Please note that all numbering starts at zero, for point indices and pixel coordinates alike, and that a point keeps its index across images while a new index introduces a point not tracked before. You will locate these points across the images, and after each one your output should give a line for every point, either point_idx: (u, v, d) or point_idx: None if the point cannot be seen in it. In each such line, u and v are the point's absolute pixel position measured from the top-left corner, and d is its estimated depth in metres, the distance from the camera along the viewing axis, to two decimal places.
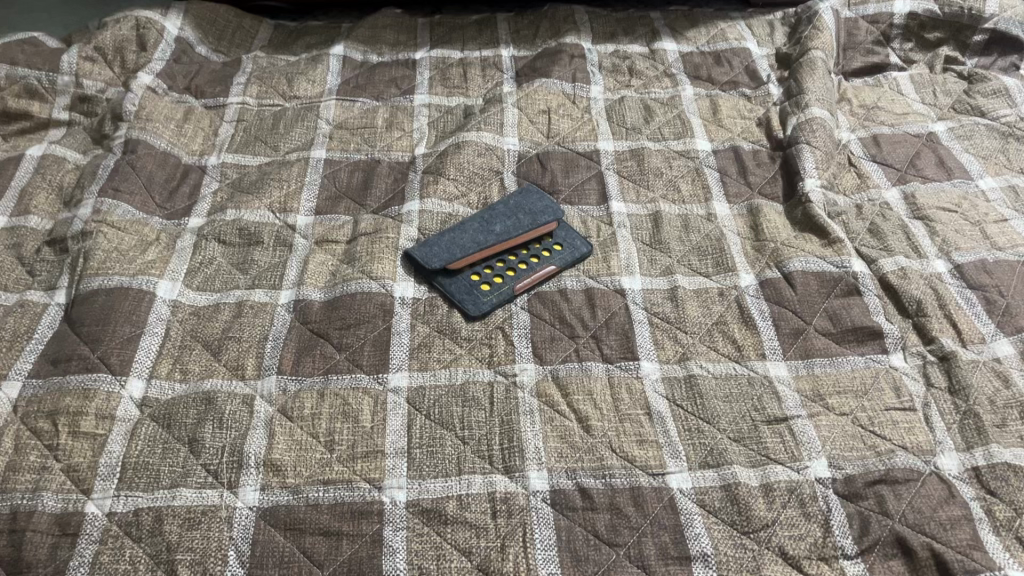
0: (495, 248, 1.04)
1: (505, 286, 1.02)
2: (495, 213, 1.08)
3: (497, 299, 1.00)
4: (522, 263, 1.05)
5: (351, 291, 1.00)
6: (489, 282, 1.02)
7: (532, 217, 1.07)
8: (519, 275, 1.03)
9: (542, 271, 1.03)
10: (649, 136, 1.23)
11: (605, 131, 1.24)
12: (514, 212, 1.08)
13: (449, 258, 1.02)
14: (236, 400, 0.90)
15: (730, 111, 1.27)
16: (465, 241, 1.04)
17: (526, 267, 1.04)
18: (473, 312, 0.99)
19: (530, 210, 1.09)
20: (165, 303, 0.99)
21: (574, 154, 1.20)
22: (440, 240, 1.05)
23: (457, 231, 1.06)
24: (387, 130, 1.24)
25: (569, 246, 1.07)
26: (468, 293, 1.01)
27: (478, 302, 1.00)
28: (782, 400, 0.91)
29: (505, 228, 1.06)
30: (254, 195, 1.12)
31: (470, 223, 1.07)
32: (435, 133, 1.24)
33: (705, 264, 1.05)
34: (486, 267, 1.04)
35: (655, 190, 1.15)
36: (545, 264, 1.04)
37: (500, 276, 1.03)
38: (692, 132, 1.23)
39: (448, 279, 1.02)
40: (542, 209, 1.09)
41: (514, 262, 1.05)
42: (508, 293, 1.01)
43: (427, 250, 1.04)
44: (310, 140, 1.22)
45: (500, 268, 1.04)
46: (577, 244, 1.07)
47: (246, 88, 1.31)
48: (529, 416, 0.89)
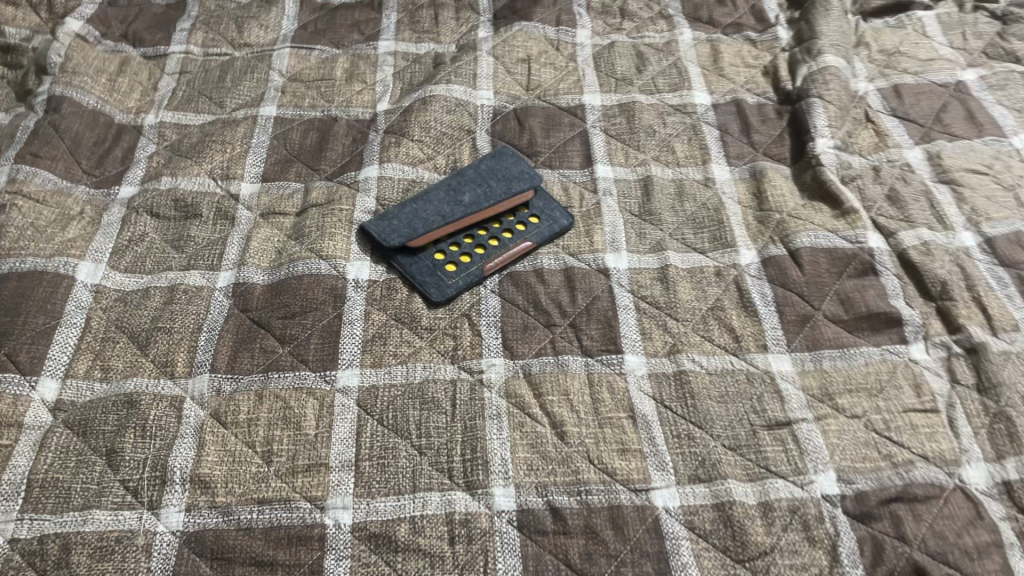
0: (462, 221, 0.92)
1: (473, 266, 0.90)
2: (464, 180, 0.96)
3: (464, 282, 0.88)
4: (494, 238, 0.92)
5: (298, 274, 0.89)
6: (455, 261, 0.90)
7: (505, 185, 0.95)
8: (490, 253, 0.91)
9: (515, 249, 0.91)
10: (641, 88, 1.09)
11: (592, 82, 1.10)
12: (487, 179, 0.96)
13: (410, 234, 0.90)
14: (162, 404, 0.79)
15: (733, 58, 1.13)
16: (429, 213, 0.92)
17: (498, 243, 0.92)
18: (436, 298, 0.87)
19: (504, 177, 0.96)
20: (86, 288, 0.87)
21: (555, 110, 1.07)
22: (401, 213, 0.92)
23: (420, 202, 0.93)
24: (346, 83, 1.10)
25: (548, 217, 0.94)
26: (430, 275, 0.89)
27: (442, 286, 0.88)
28: (785, 401, 0.79)
29: (474, 199, 0.93)
30: (193, 160, 1.00)
31: (436, 192, 0.94)
32: (400, 85, 1.11)
33: (701, 239, 0.93)
34: (452, 243, 0.92)
35: (646, 152, 1.02)
36: (520, 240, 0.92)
37: (467, 255, 0.91)
38: (689, 84, 1.10)
39: (409, 258, 0.90)
40: (517, 176, 0.96)
41: (485, 237, 0.93)
42: (477, 274, 0.89)
43: (386, 224, 0.91)
44: (259, 95, 1.09)
45: (468, 245, 0.91)
46: (556, 215, 0.95)
47: (191, 34, 1.17)
48: (495, 421, 0.78)
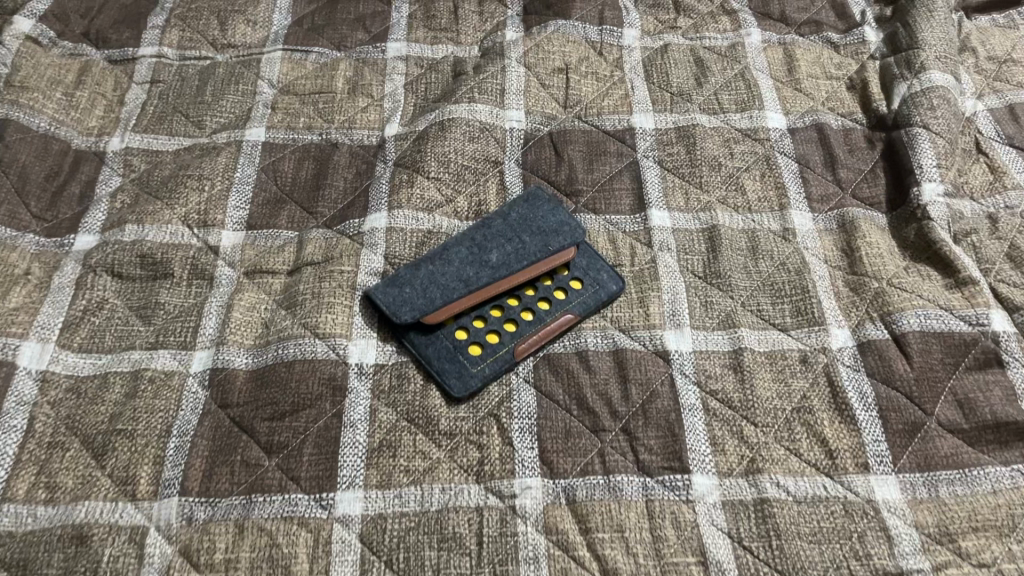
0: (490, 289, 0.75)
1: (502, 347, 0.73)
2: (491, 233, 0.78)
3: (492, 370, 0.72)
4: (528, 310, 0.76)
5: (289, 359, 0.73)
6: (481, 342, 0.73)
7: (542, 240, 0.78)
8: (523, 330, 0.74)
9: (555, 326, 0.74)
10: (702, 106, 0.91)
11: (643, 98, 0.92)
12: (518, 231, 0.78)
13: (426, 308, 0.73)
14: (120, 539, 0.64)
15: (811, 68, 0.94)
16: (449, 278, 0.75)
17: (533, 317, 0.75)
18: (458, 393, 0.71)
19: (540, 230, 0.78)
20: (29, 377, 0.71)
21: (600, 134, 0.89)
22: (414, 277, 0.75)
23: (437, 262, 0.76)
24: (349, 98, 0.93)
25: (593, 282, 0.77)
26: (450, 360, 0.72)
27: (465, 376, 0.71)
28: (895, 544, 0.63)
29: (504, 258, 0.76)
30: (164, 200, 0.83)
31: (457, 248, 0.77)
32: (413, 101, 0.93)
33: (781, 312, 0.76)
34: (477, 316, 0.75)
35: (710, 192, 0.84)
36: (559, 312, 0.75)
37: (495, 333, 0.74)
38: (760, 101, 0.91)
39: (425, 337, 0.74)
40: (556, 227, 0.79)
41: (517, 307, 0.76)
42: (508, 359, 0.73)
43: (396, 293, 0.74)
44: (245, 112, 0.91)
45: (497, 318, 0.75)
46: (603, 279, 0.78)
47: (165, 32, 0.98)
48: (533, 567, 0.63)
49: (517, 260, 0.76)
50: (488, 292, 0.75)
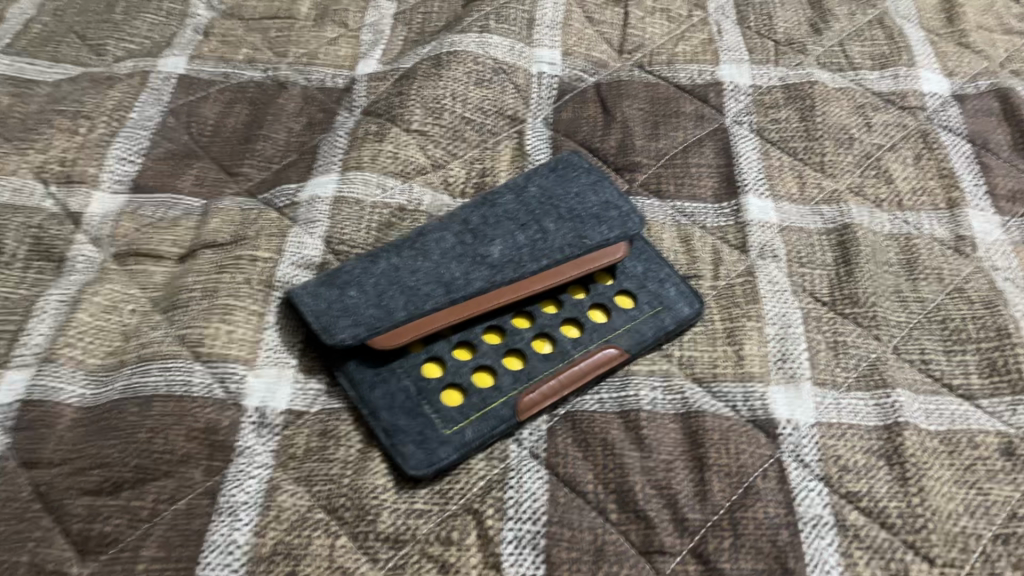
0: (487, 302, 0.45)
1: (497, 397, 0.44)
2: (495, 211, 0.50)
3: (476, 435, 0.43)
4: (544, 337, 0.46)
5: (144, 395, 0.44)
6: (464, 386, 0.44)
7: (575, 229, 0.48)
8: (534, 370, 0.45)
9: (586, 368, 0.45)
10: (821, 58, 0.62)
11: (734, 45, 0.64)
12: (538, 213, 0.49)
13: (377, 321, 0.44)
14: None
15: (981, 17, 0.65)
16: (421, 277, 0.46)
17: (552, 349, 0.46)
18: (415, 473, 0.42)
19: (573, 214, 0.49)
20: None
21: (669, 89, 0.61)
22: (364, 273, 0.46)
23: (403, 251, 0.47)
24: (314, 25, 0.66)
25: (652, 299, 0.48)
26: (409, 415, 0.43)
27: (430, 444, 0.42)
28: None
29: (512, 254, 0.47)
30: (14, 143, 0.55)
31: (439, 231, 0.49)
32: (403, 35, 0.65)
33: (961, 368, 0.46)
34: (462, 343, 0.46)
35: (836, 176, 0.55)
36: (595, 344, 0.46)
37: (487, 373, 0.45)
38: (909, 55, 0.62)
39: (373, 373, 0.44)
40: (599, 211, 0.49)
41: (529, 332, 0.46)
42: (505, 418, 0.43)
43: (333, 298, 0.45)
44: (167, 38, 0.65)
45: (493, 348, 0.45)
46: (669, 296, 0.48)
47: None
48: None
49: (530, 257, 0.47)
50: (483, 306, 0.45)
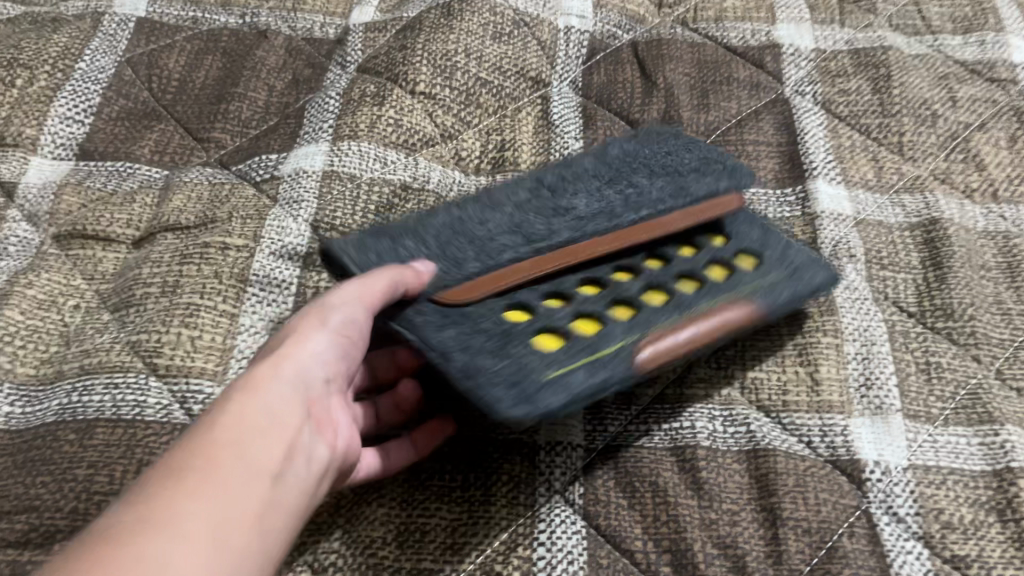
0: (580, 252, 0.35)
1: (606, 349, 0.32)
2: (573, 167, 0.40)
3: (589, 380, 0.31)
4: (657, 291, 0.35)
5: (85, 419, 0.35)
6: (562, 334, 0.33)
7: (674, 185, 0.39)
8: (651, 319, 0.34)
9: (719, 316, 0.34)
10: (894, 19, 0.54)
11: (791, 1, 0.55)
12: (624, 171, 0.40)
13: (449, 279, 0.35)
14: None
15: None
16: (493, 229, 0.37)
17: (671, 299, 0.35)
18: (512, 414, 0.29)
19: (670, 167, 0.40)
20: None
21: (719, 51, 0.52)
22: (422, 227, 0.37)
23: (465, 209, 0.38)
24: None
25: (783, 259, 0.37)
26: (495, 356, 0.31)
27: (526, 386, 0.30)
28: None
29: (597, 215, 0.38)
30: None
31: (510, 187, 0.39)
32: None
33: None
34: (555, 292, 0.35)
35: (918, 160, 0.47)
36: (724, 297, 0.35)
37: (590, 326, 0.33)
38: (995, 19, 0.54)
39: (442, 316, 0.33)
40: (699, 163, 0.40)
41: (636, 283, 0.35)
42: (622, 367, 0.32)
43: (387, 251, 0.36)
44: None
45: (594, 296, 0.34)
46: (799, 261, 0.37)
47: None
48: None
49: (623, 206, 0.38)
50: (577, 257, 0.35)
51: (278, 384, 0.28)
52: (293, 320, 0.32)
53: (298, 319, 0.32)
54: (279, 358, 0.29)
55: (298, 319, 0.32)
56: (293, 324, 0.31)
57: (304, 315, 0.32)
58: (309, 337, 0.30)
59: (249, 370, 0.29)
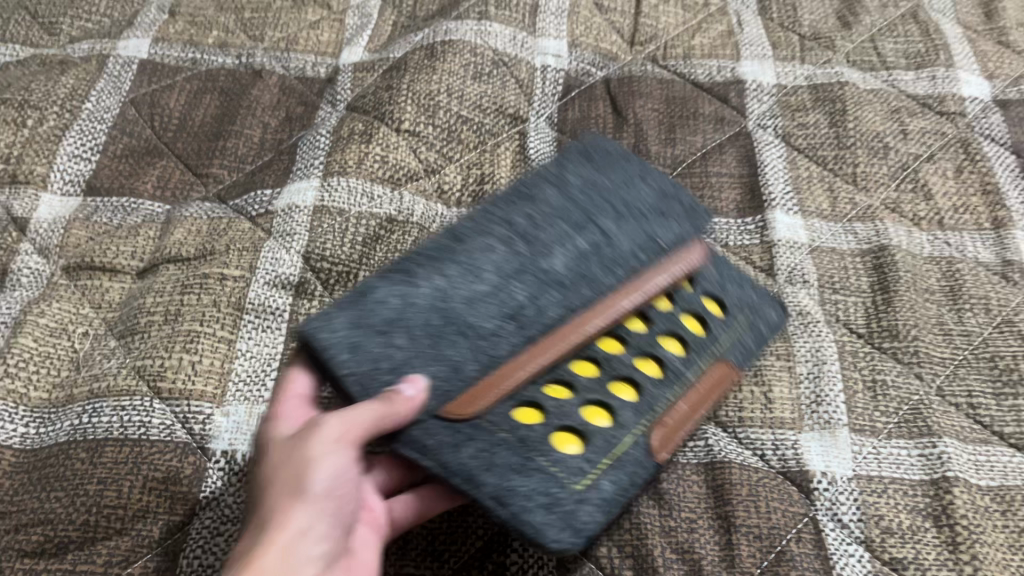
0: (575, 333, 0.36)
1: (623, 440, 0.35)
2: (539, 203, 0.40)
3: (614, 488, 0.33)
4: (647, 358, 0.37)
5: (96, 438, 0.38)
6: (577, 432, 0.34)
7: (642, 231, 0.40)
8: (653, 399, 0.36)
9: (706, 391, 0.37)
10: (852, 55, 0.57)
11: (755, 39, 0.58)
12: (591, 209, 0.40)
13: (446, 385, 0.34)
14: None
15: (1021, 15, 0.60)
16: (478, 291, 0.36)
17: (663, 372, 0.37)
18: (559, 547, 0.32)
19: (637, 211, 0.41)
20: None
21: (686, 87, 0.55)
22: (402, 302, 0.35)
23: (438, 263, 0.37)
24: (293, 6, 0.59)
25: (738, 304, 0.41)
26: (525, 476, 0.32)
27: (564, 507, 0.32)
28: None
29: (575, 268, 0.38)
30: None
31: (479, 237, 0.38)
32: (393, 20, 0.59)
33: (1012, 414, 0.42)
34: (554, 378, 0.35)
35: (871, 190, 0.50)
36: (705, 361, 0.38)
37: (598, 413, 0.35)
38: (946, 56, 0.57)
39: (453, 432, 0.33)
40: (660, 204, 0.42)
41: (628, 355, 0.37)
42: (641, 463, 0.35)
43: (369, 339, 0.34)
44: (128, 17, 0.58)
45: (596, 380, 0.35)
46: (754, 302, 0.41)
47: None
48: None
49: (602, 268, 0.38)
50: (571, 337, 0.36)
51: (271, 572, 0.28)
52: (273, 471, 0.32)
53: (290, 464, 0.32)
54: (273, 542, 0.29)
55: (290, 464, 0.32)
56: (271, 482, 0.32)
57: (294, 462, 0.32)
58: (295, 510, 0.30)
59: (245, 552, 0.29)
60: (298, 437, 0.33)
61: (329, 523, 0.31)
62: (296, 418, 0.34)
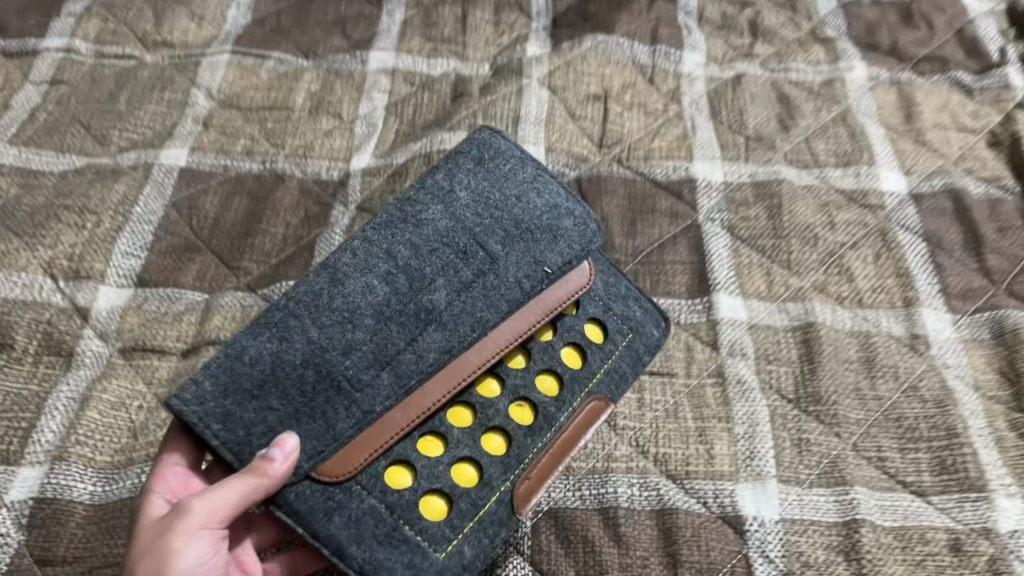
0: (453, 380, 0.44)
1: (491, 493, 0.44)
2: (428, 231, 0.47)
3: (472, 552, 0.43)
4: (523, 401, 0.46)
5: None
6: (445, 493, 0.43)
7: (529, 254, 0.48)
8: (522, 450, 0.45)
9: (574, 433, 0.47)
10: (790, 155, 0.67)
11: (707, 141, 0.68)
12: (479, 234, 0.48)
13: (321, 446, 0.41)
14: None
15: (937, 115, 0.69)
16: (363, 329, 0.44)
17: (536, 417, 0.46)
18: None
19: (524, 231, 0.49)
20: None
21: (646, 185, 0.64)
22: (275, 361, 0.42)
23: (320, 312, 0.43)
24: (309, 117, 0.69)
25: (619, 332, 0.51)
26: (389, 546, 0.41)
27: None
28: None
29: (458, 300, 0.45)
30: (25, 238, 0.58)
31: (363, 274, 0.45)
32: (395, 127, 0.69)
33: (915, 465, 0.50)
34: (429, 434, 0.44)
35: (802, 274, 0.59)
36: (576, 400, 0.48)
37: (465, 471, 0.44)
38: (870, 155, 0.66)
39: (325, 500, 0.41)
40: (550, 220, 0.50)
41: (505, 400, 0.46)
42: (505, 520, 0.44)
43: (242, 405, 0.41)
44: (168, 128, 0.68)
45: (467, 435, 0.44)
46: (636, 319, 0.52)
47: (82, 21, 0.75)
48: None
49: (487, 301, 0.46)
50: (450, 388, 0.44)
51: None
52: (143, 552, 0.39)
53: (153, 559, 0.39)
54: None
55: (154, 559, 0.39)
56: (141, 567, 0.39)
57: (157, 554, 0.39)
58: None
59: None
60: (164, 525, 0.40)
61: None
62: (168, 492, 0.43)
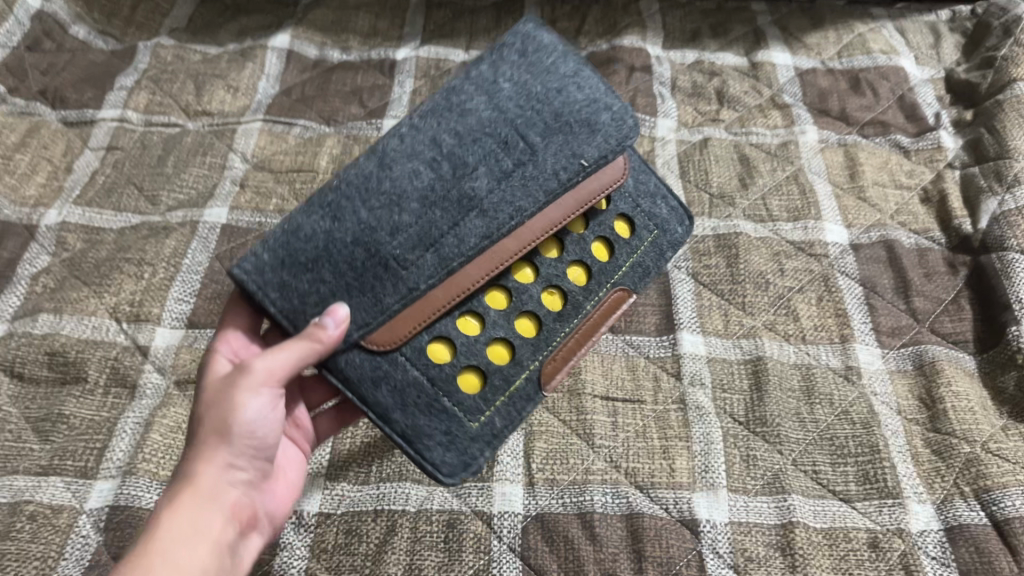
0: (492, 265, 0.52)
1: (524, 369, 0.53)
2: (471, 123, 0.53)
3: (504, 421, 0.53)
4: (554, 289, 0.55)
5: None
6: (481, 368, 0.52)
7: (567, 147, 0.54)
8: (550, 333, 0.54)
9: (597, 323, 0.56)
10: (748, 210, 0.77)
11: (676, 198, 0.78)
12: (521, 126, 0.54)
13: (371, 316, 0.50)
14: None
15: (877, 173, 0.79)
16: (411, 206, 0.51)
17: (562, 305, 0.55)
18: (452, 479, 0.51)
19: (562, 127, 0.54)
20: None
21: None
22: (327, 239, 0.50)
23: (371, 196, 0.51)
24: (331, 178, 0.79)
25: (646, 227, 0.61)
26: (430, 414, 0.51)
27: (460, 443, 0.51)
28: None
29: (498, 189, 0.52)
30: (92, 287, 0.69)
31: (412, 160, 0.52)
32: None
33: (843, 477, 0.60)
34: (467, 313, 0.53)
35: (755, 315, 0.69)
36: (603, 291, 0.57)
37: (500, 347, 0.53)
38: (817, 210, 0.77)
39: (373, 368, 0.50)
40: (588, 115, 0.55)
41: (536, 287, 0.55)
42: (533, 395, 0.53)
43: (300, 277, 0.49)
44: (209, 188, 0.78)
45: (502, 318, 0.53)
46: (660, 219, 0.62)
47: (132, 94, 0.85)
48: None
49: (524, 190, 0.53)
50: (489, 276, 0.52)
51: (197, 505, 0.46)
52: (208, 401, 0.48)
53: (222, 404, 0.47)
54: (198, 486, 0.47)
55: (222, 404, 0.47)
56: (206, 413, 0.48)
57: (223, 403, 0.47)
58: (216, 454, 0.47)
59: (184, 481, 0.47)
60: (231, 381, 0.48)
61: (248, 452, 0.49)
62: (231, 353, 0.53)
